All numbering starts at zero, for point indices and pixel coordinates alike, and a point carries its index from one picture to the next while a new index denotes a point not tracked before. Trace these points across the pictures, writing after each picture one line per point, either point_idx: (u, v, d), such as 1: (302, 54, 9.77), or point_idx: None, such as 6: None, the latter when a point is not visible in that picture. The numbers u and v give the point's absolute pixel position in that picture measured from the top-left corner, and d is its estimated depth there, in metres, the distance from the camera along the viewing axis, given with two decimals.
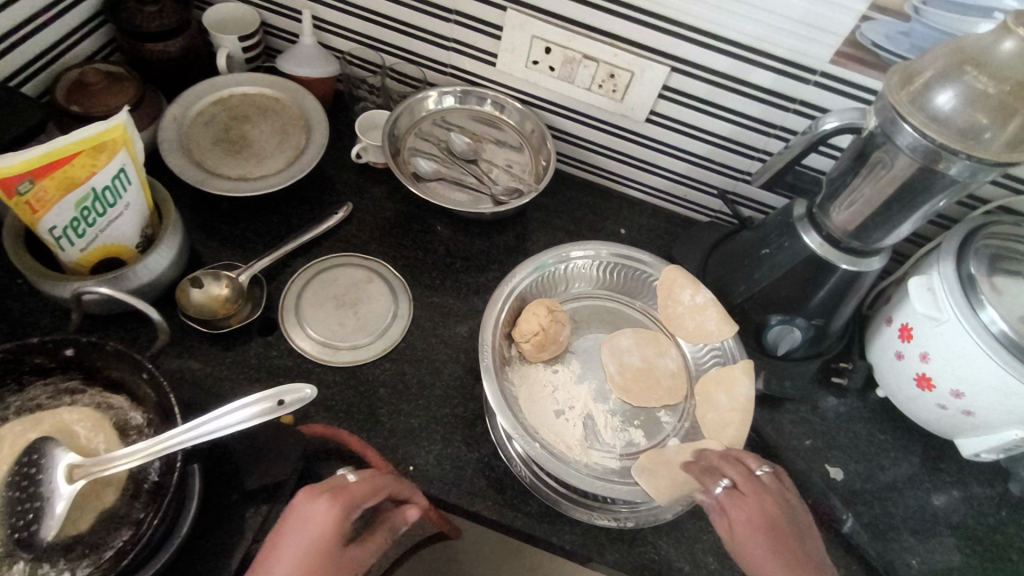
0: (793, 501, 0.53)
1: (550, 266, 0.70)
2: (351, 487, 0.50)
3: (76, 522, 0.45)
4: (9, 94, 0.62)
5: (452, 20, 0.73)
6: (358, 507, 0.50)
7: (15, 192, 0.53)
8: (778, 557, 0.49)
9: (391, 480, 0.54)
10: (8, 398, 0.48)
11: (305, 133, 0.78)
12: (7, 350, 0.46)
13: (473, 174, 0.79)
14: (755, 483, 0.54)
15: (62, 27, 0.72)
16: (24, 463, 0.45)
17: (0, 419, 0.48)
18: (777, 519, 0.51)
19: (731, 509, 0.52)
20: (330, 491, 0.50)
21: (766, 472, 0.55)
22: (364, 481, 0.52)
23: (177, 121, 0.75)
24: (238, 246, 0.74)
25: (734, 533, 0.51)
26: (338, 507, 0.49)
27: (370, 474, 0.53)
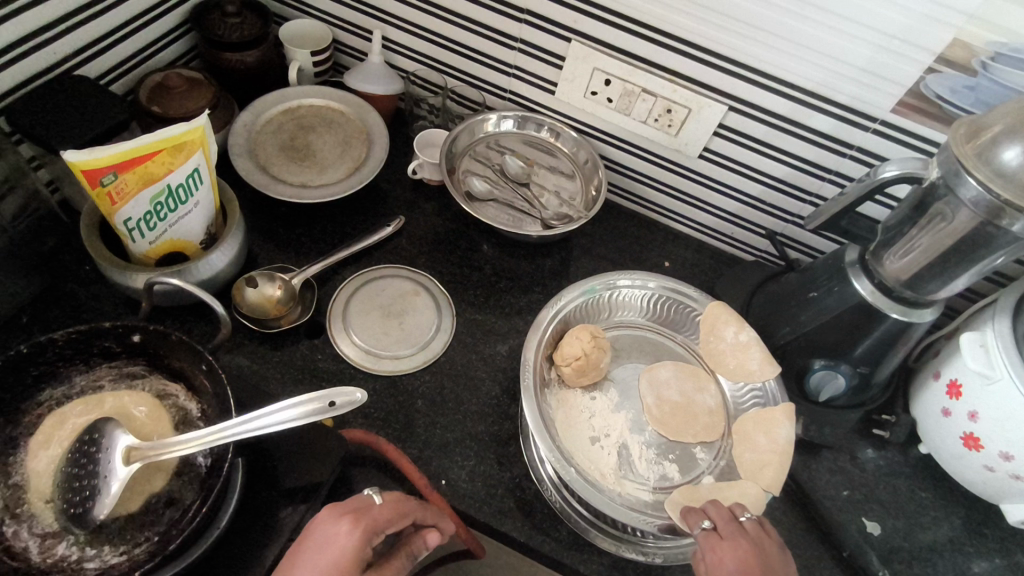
0: (777, 554, 0.52)
1: (598, 292, 0.71)
2: (376, 509, 0.51)
3: (127, 502, 0.47)
4: (99, 91, 0.66)
5: (515, 48, 0.76)
6: (379, 532, 0.50)
7: (99, 184, 0.57)
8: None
9: (416, 507, 0.54)
10: (76, 377, 0.51)
11: (367, 147, 0.81)
12: (80, 330, 0.49)
13: (525, 198, 0.81)
14: (736, 527, 0.53)
15: (152, 34, 0.77)
16: (86, 442, 0.48)
17: (65, 397, 0.50)
18: (753, 563, 0.49)
19: (708, 549, 0.51)
20: (353, 513, 0.50)
21: (751, 522, 0.54)
22: (389, 504, 0.52)
23: (247, 128, 0.79)
24: (292, 249, 0.76)
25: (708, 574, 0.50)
26: (360, 529, 0.48)
27: (396, 497, 0.53)
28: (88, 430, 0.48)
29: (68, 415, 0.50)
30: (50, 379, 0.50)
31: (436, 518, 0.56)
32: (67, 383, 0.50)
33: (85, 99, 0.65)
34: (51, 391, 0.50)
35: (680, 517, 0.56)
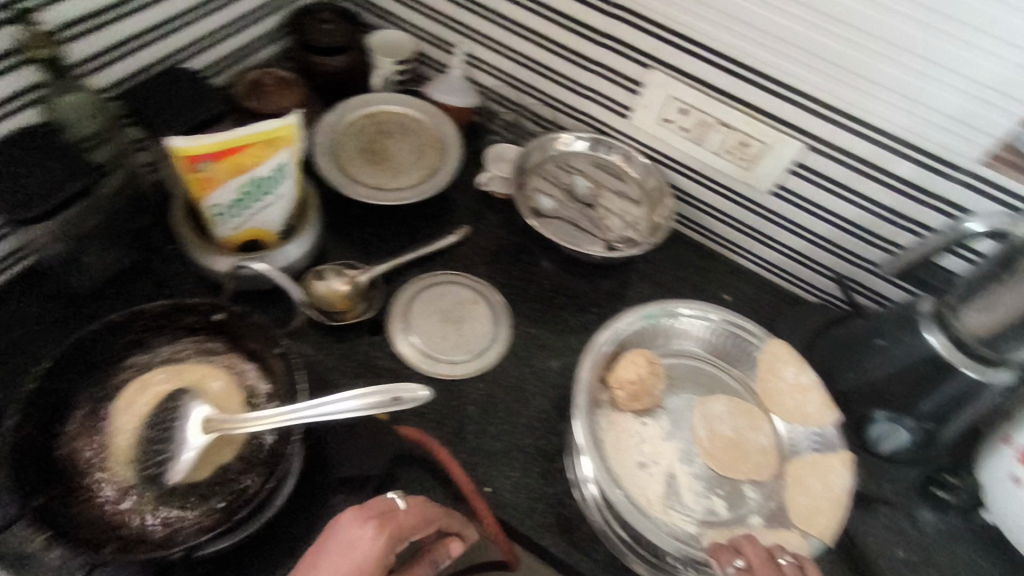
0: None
1: (658, 318, 0.71)
2: (401, 515, 0.51)
3: (197, 471, 0.49)
4: (202, 83, 0.71)
5: (595, 72, 0.77)
6: (401, 539, 0.51)
7: (196, 168, 0.61)
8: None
9: (441, 515, 0.55)
10: (161, 347, 0.54)
11: (440, 155, 0.84)
12: (170, 304, 0.52)
13: (590, 219, 0.80)
14: (772, 566, 0.52)
15: (252, 35, 0.82)
16: (166, 408, 0.51)
17: (149, 364, 0.53)
18: None
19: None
20: (378, 517, 0.50)
21: (790, 564, 0.53)
22: (414, 509, 0.53)
23: (330, 130, 0.83)
24: (362, 248, 0.79)
25: None
26: (384, 534, 0.49)
27: (420, 504, 0.54)
28: (169, 397, 0.52)
29: (151, 379, 0.53)
30: (137, 345, 0.53)
31: (461, 526, 0.57)
32: (150, 353, 0.54)
33: (189, 90, 0.70)
34: (134, 355, 0.53)
35: (713, 553, 0.55)
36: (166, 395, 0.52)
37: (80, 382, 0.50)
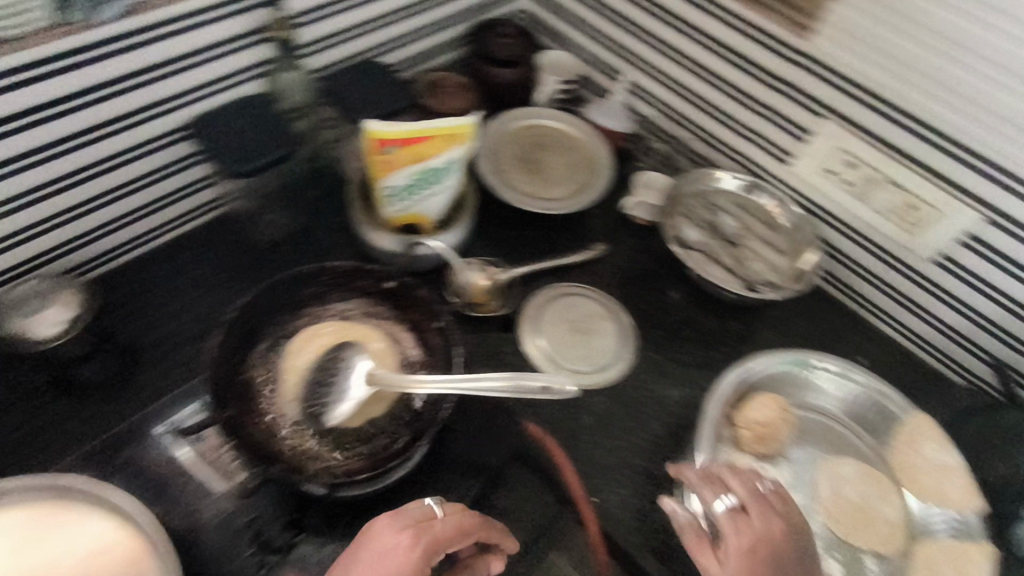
0: (798, 526, 0.53)
1: (800, 368, 0.70)
2: (439, 523, 0.52)
3: (350, 418, 0.55)
4: (394, 79, 0.79)
5: (761, 114, 0.78)
6: (441, 550, 0.51)
7: (382, 150, 0.67)
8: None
9: (485, 527, 0.55)
10: (335, 300, 0.61)
11: (592, 174, 0.87)
12: (351, 266, 0.60)
13: (731, 257, 0.81)
14: (764, 504, 0.53)
15: (439, 41, 0.89)
16: (333, 356, 0.57)
17: (324, 315, 0.60)
18: (778, 547, 0.51)
19: (734, 535, 0.51)
20: (415, 527, 0.51)
21: (770, 490, 0.55)
22: (452, 516, 0.53)
23: (493, 136, 0.88)
24: (506, 250, 0.83)
25: (728, 557, 0.51)
26: (420, 544, 0.50)
27: (461, 513, 0.54)
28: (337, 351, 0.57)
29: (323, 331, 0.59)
30: (316, 299, 0.61)
31: (505, 538, 0.57)
32: (325, 305, 0.61)
33: (383, 83, 0.78)
34: (312, 307, 0.60)
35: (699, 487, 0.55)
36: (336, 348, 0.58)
37: (267, 322, 0.58)
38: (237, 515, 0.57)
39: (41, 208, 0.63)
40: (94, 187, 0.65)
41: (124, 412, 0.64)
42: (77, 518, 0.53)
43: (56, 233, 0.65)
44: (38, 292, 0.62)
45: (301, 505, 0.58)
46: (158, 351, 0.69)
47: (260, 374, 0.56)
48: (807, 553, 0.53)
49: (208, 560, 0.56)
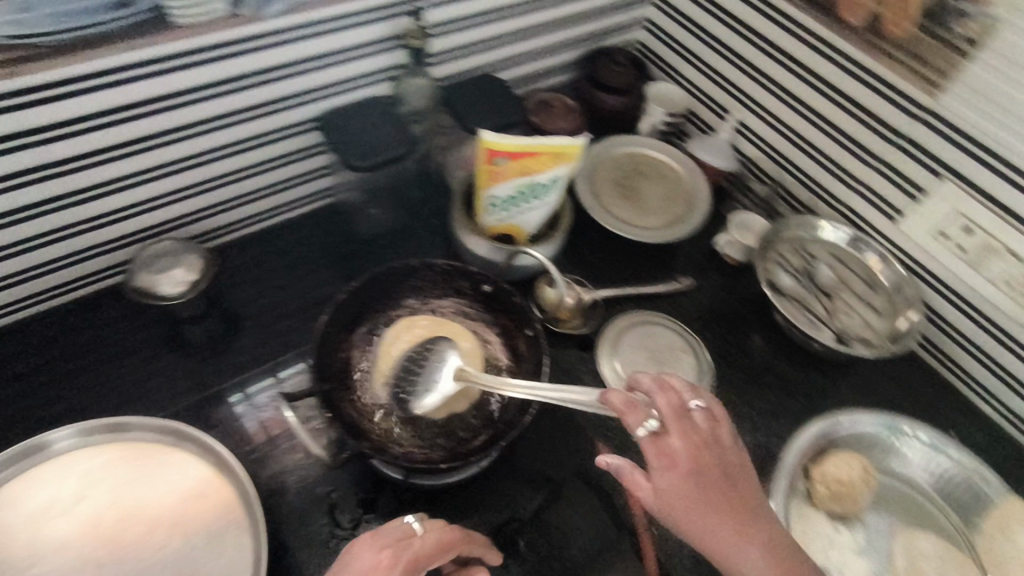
0: (726, 448, 0.53)
1: (890, 433, 0.68)
2: (417, 541, 0.51)
3: (436, 410, 0.59)
4: (508, 94, 0.82)
5: (875, 167, 0.76)
6: (422, 568, 0.50)
7: (493, 161, 0.70)
8: (705, 506, 0.50)
9: (464, 541, 0.54)
10: (432, 297, 0.67)
11: (689, 208, 0.87)
12: (452, 266, 0.65)
13: (825, 307, 0.79)
14: (686, 427, 0.52)
15: (553, 63, 0.93)
16: (425, 347, 0.62)
17: (422, 310, 0.66)
18: (707, 471, 0.51)
19: (654, 459, 0.52)
20: (393, 547, 0.50)
21: (698, 407, 0.54)
22: (431, 533, 0.52)
23: (595, 159, 0.90)
24: (592, 271, 0.85)
25: (660, 489, 0.51)
26: (401, 563, 0.49)
27: (441, 528, 0.53)
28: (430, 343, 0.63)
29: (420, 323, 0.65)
30: (415, 293, 0.66)
31: (484, 548, 0.56)
32: (422, 301, 0.66)
33: (497, 97, 0.81)
34: (411, 300, 0.66)
35: (615, 406, 0.53)
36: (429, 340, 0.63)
37: (371, 308, 0.64)
38: (319, 483, 0.61)
39: (181, 178, 0.68)
40: (228, 164, 0.71)
41: (226, 372, 0.69)
42: (185, 461, 0.59)
43: (188, 201, 0.71)
44: (169, 253, 0.68)
45: (377, 486, 0.62)
46: (259, 322, 0.74)
47: (358, 354, 0.62)
48: (742, 475, 0.53)
49: (285, 523, 0.59)
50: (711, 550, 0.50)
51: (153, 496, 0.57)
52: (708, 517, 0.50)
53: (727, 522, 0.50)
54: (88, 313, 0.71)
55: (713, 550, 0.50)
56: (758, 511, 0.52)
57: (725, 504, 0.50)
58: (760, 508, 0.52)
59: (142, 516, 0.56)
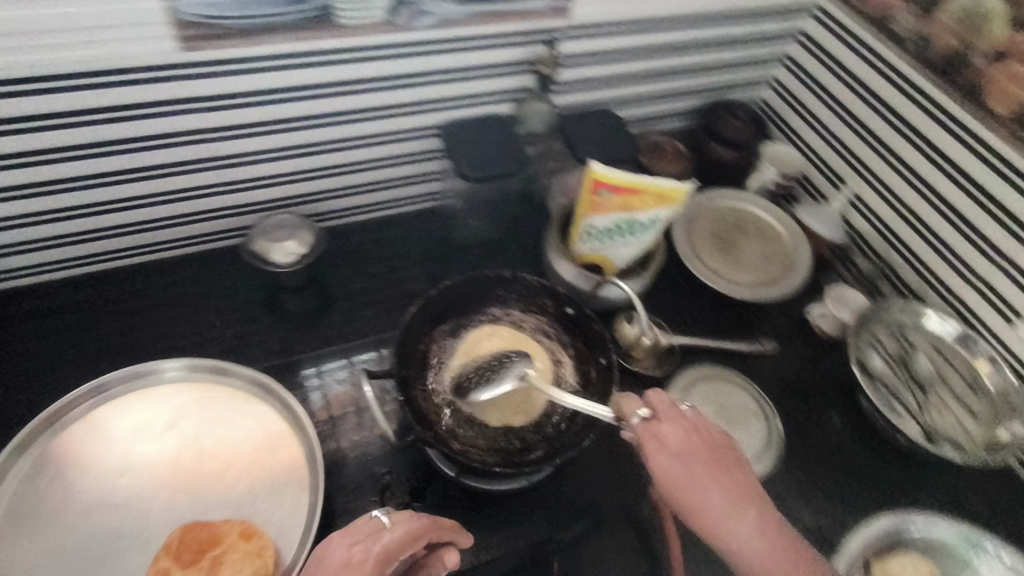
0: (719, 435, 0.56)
1: (972, 545, 0.63)
2: (386, 537, 0.49)
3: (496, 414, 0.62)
4: (623, 131, 0.84)
5: (998, 264, 0.72)
6: (393, 561, 0.48)
7: (597, 192, 0.71)
8: (696, 482, 0.53)
9: (432, 527, 0.52)
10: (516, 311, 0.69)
11: (786, 271, 0.86)
12: (540, 283, 0.68)
13: (916, 399, 0.75)
14: (673, 414, 0.56)
15: (672, 108, 0.94)
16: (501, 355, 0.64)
17: (503, 321, 0.68)
18: (697, 451, 0.54)
19: (646, 443, 0.55)
20: (361, 543, 0.48)
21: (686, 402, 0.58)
22: (399, 525, 0.50)
23: (697, 208, 0.90)
24: (674, 317, 0.84)
25: (657, 471, 0.54)
26: (371, 559, 0.47)
27: (409, 518, 0.51)
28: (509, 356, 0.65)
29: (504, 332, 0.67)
30: (501, 304, 0.69)
31: (457, 533, 0.54)
32: (504, 311, 0.69)
33: (612, 132, 0.83)
34: (496, 309, 0.69)
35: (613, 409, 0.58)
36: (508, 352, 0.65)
37: (459, 308, 0.68)
38: (376, 463, 0.64)
39: (310, 161, 0.74)
40: (354, 155, 0.76)
41: (313, 343, 0.74)
42: (267, 415, 0.64)
43: (311, 183, 0.77)
44: (287, 225, 0.74)
45: (428, 478, 0.64)
46: (351, 303, 0.79)
47: (438, 348, 0.65)
48: (736, 462, 0.55)
49: (339, 492, 0.62)
50: (710, 528, 0.52)
51: (235, 440, 0.62)
52: (698, 493, 0.53)
53: (719, 499, 0.52)
54: (206, 266, 0.78)
55: (710, 528, 0.52)
56: (754, 494, 0.54)
57: (716, 481, 0.53)
58: (755, 492, 0.54)
59: (221, 456, 0.61)
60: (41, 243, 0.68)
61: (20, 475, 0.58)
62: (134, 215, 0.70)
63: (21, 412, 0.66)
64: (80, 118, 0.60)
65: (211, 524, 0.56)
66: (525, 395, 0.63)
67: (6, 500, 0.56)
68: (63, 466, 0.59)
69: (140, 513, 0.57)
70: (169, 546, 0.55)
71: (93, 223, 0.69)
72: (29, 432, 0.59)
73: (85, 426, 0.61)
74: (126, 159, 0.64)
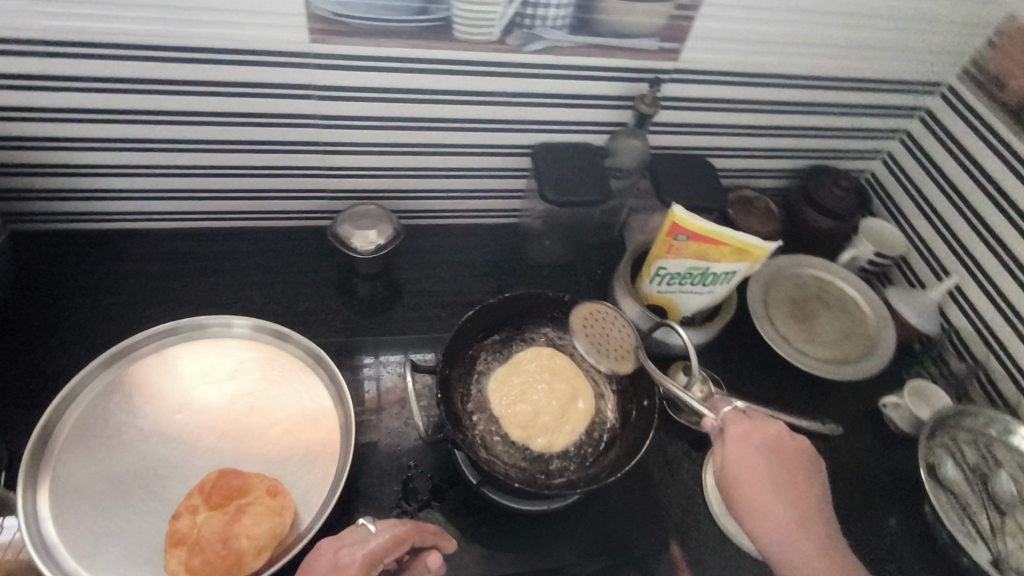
0: (805, 454, 0.58)
1: None
2: (371, 543, 0.50)
3: (515, 429, 0.63)
4: (714, 180, 0.83)
5: None
6: (378, 562, 0.50)
7: (674, 236, 0.70)
8: (772, 486, 0.55)
9: (415, 530, 0.53)
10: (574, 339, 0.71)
11: (863, 353, 0.81)
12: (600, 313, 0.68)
13: (989, 520, 0.68)
14: (765, 421, 0.59)
15: (770, 166, 0.92)
16: (555, 376, 0.67)
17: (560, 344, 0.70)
18: (778, 462, 0.56)
19: (731, 433, 0.58)
20: (346, 547, 0.50)
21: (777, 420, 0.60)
22: (385, 531, 0.51)
23: (778, 271, 0.87)
24: (734, 377, 0.82)
25: (733, 463, 0.57)
26: (356, 563, 0.48)
27: (393, 524, 0.52)
28: (557, 383, 0.66)
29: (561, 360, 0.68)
30: (556, 325, 0.71)
31: (439, 537, 0.55)
32: (561, 335, 0.71)
33: (702, 180, 0.82)
34: (550, 330, 0.71)
35: (703, 402, 0.62)
36: (556, 379, 0.67)
37: (515, 321, 0.70)
38: (406, 455, 0.66)
39: (405, 160, 0.78)
40: (447, 162, 0.80)
41: (373, 329, 0.78)
42: (314, 386, 0.67)
43: (402, 180, 0.81)
44: (371, 216, 0.78)
45: (452, 480, 0.65)
46: (416, 299, 0.82)
47: (487, 355, 0.68)
48: (813, 484, 0.57)
49: (365, 475, 0.64)
50: (769, 528, 0.54)
51: (281, 402, 0.66)
52: (769, 499, 0.55)
53: (788, 508, 0.55)
54: (294, 240, 0.84)
55: (767, 528, 0.55)
56: (821, 518, 0.56)
57: (788, 497, 0.55)
58: (823, 516, 0.56)
59: (266, 415, 0.65)
60: (159, 194, 0.76)
61: (93, 394, 0.64)
62: (241, 182, 0.76)
63: (109, 339, 0.72)
64: (210, 89, 0.65)
65: (245, 475, 0.59)
66: (556, 423, 0.64)
67: (77, 414, 0.62)
68: (131, 393, 0.64)
69: (185, 450, 0.62)
70: (203, 487, 0.58)
71: (205, 183, 0.75)
72: (108, 357, 0.65)
73: (157, 362, 0.67)
74: (243, 132, 0.70)
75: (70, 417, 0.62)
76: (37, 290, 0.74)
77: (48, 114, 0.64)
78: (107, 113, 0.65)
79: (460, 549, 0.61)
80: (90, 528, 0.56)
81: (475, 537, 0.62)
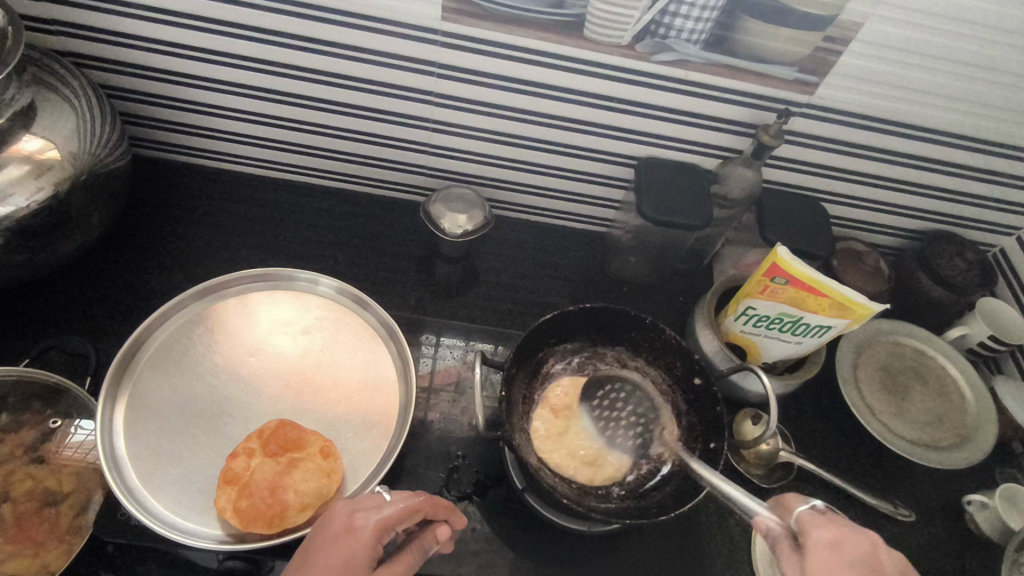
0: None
1: None
2: (382, 510, 0.48)
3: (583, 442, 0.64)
4: (825, 224, 0.78)
5: None
6: (389, 530, 0.47)
7: (771, 277, 0.66)
8: None
9: (427, 504, 0.50)
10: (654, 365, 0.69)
11: (954, 441, 0.74)
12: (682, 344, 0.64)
13: None
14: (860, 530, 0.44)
15: (887, 222, 0.85)
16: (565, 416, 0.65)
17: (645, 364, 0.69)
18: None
19: (812, 530, 0.44)
20: (361, 511, 0.48)
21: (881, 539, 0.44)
22: (397, 499, 0.49)
23: (874, 334, 0.81)
24: (804, 436, 0.77)
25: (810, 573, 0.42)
26: (368, 526, 0.47)
27: (408, 495, 0.50)
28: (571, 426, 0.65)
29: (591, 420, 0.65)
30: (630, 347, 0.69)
31: (449, 513, 0.53)
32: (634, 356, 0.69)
33: (810, 223, 0.78)
34: (624, 350, 0.69)
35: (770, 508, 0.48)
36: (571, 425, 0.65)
37: (593, 332, 0.69)
38: (455, 444, 0.66)
39: (508, 151, 0.77)
40: (547, 159, 0.78)
41: (445, 311, 0.78)
42: (381, 357, 0.68)
43: (501, 170, 0.80)
44: (465, 200, 0.77)
45: (495, 478, 0.64)
46: (491, 289, 0.82)
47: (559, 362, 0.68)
48: None
49: (413, 454, 0.64)
50: None
51: (347, 365, 0.67)
52: None
53: None
54: (386, 211, 0.86)
55: None
56: None
57: None
58: None
59: (332, 374, 0.66)
60: (271, 142, 0.78)
61: (180, 321, 0.67)
62: (347, 145, 0.78)
63: (202, 272, 0.76)
64: (338, 51, 0.66)
65: (303, 430, 0.60)
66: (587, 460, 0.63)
67: (161, 338, 0.65)
68: (210, 327, 0.67)
69: (253, 391, 0.64)
70: (262, 432, 0.60)
71: (314, 140, 0.78)
72: (202, 289, 0.68)
73: (240, 303, 0.70)
74: (359, 96, 0.71)
75: (156, 338, 0.65)
76: (146, 213, 0.79)
77: (187, 51, 0.67)
78: (239, 59, 0.68)
79: (491, 550, 0.60)
80: (155, 448, 0.59)
81: (506, 540, 0.61)
